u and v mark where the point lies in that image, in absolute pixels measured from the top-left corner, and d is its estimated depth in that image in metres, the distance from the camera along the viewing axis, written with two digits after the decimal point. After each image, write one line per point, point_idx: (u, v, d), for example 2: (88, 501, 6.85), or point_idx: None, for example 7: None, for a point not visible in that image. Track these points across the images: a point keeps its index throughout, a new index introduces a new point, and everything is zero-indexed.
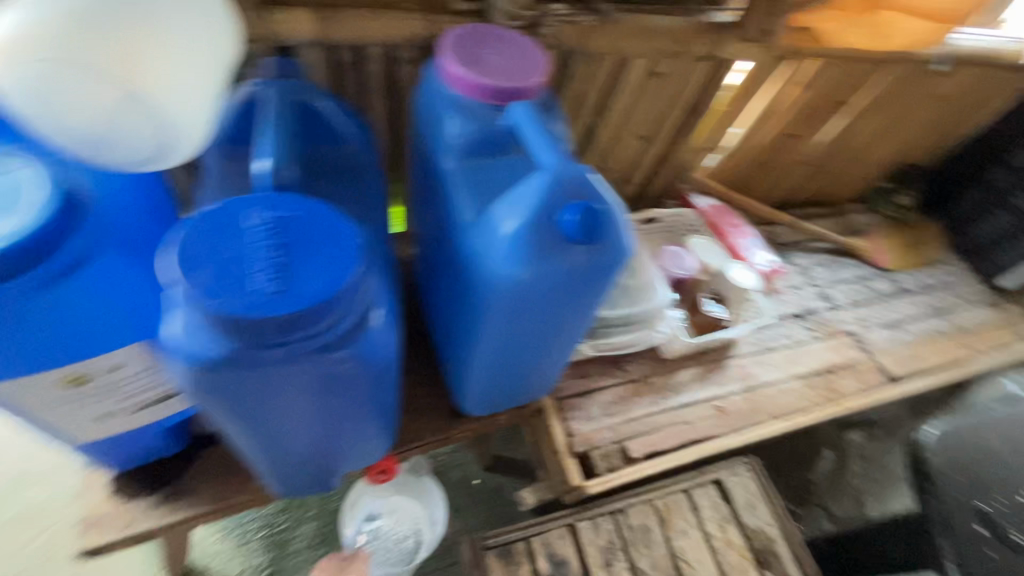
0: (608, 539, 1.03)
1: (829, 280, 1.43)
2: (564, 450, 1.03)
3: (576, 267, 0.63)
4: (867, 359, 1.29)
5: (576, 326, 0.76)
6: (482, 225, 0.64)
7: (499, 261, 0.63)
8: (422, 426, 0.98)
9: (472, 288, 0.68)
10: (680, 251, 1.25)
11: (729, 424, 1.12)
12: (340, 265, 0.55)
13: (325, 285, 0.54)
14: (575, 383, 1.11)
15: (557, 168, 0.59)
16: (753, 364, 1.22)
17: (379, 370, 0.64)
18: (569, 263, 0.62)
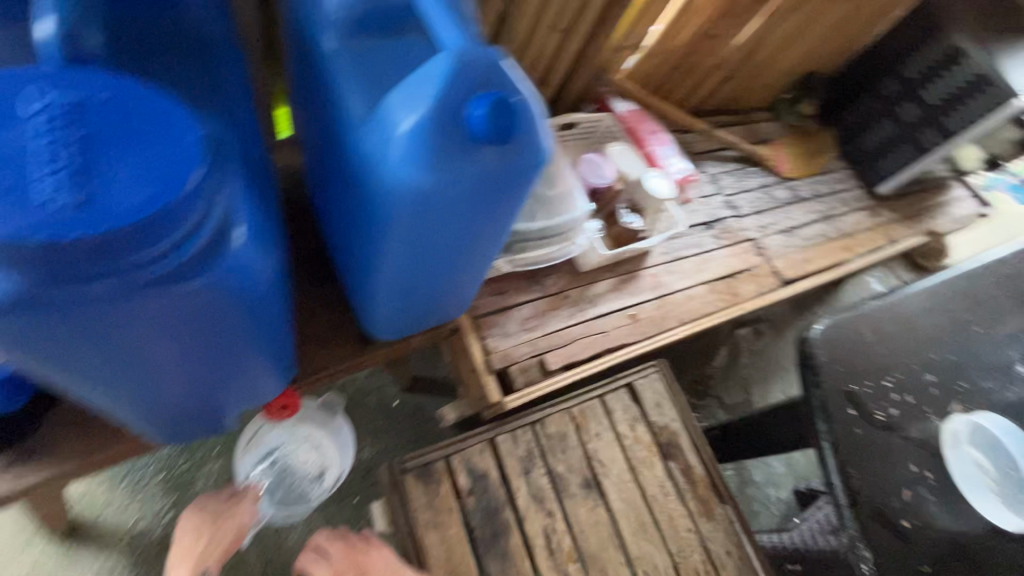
0: (526, 449, 0.95)
1: (734, 189, 1.47)
2: (482, 368, 0.97)
3: (490, 170, 0.52)
4: (763, 265, 1.37)
5: (498, 238, 0.67)
6: (377, 121, 0.52)
7: (400, 165, 0.51)
8: (326, 354, 0.87)
9: (371, 192, 0.56)
10: (598, 157, 1.15)
11: (642, 332, 1.14)
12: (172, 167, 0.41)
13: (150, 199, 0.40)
14: (492, 300, 1.03)
15: (462, 48, 0.48)
16: (665, 275, 1.23)
17: (251, 304, 0.54)
18: (483, 164, 0.51)
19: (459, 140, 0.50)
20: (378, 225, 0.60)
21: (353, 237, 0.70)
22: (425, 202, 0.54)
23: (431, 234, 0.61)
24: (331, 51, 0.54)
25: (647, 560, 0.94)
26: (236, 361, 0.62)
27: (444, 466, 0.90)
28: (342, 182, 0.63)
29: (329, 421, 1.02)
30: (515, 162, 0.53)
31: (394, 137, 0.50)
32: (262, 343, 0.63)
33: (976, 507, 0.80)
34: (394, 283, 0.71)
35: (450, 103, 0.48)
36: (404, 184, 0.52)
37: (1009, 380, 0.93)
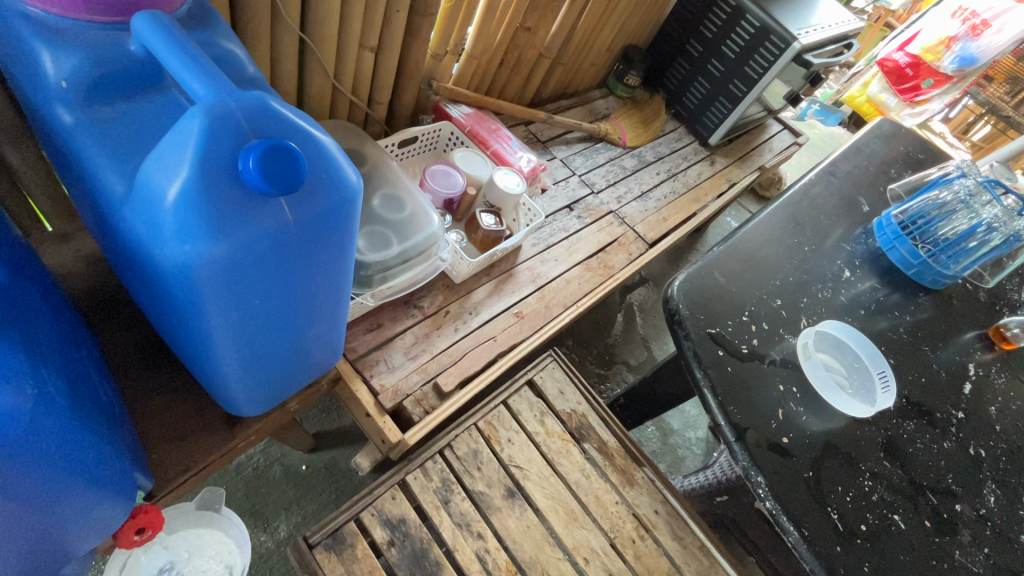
0: (440, 478, 0.92)
1: (586, 167, 1.53)
2: (375, 411, 0.92)
3: (290, 217, 0.49)
4: (628, 232, 1.44)
5: (333, 287, 0.64)
6: (138, 196, 0.46)
7: (177, 239, 0.45)
8: (189, 451, 0.77)
9: (158, 274, 0.49)
10: (445, 167, 1.14)
11: (530, 327, 1.15)
12: None
13: None
14: (369, 337, 0.98)
15: (212, 100, 0.44)
16: (539, 265, 1.25)
17: (27, 446, 0.46)
18: (279, 216, 0.49)
19: (243, 190, 0.46)
20: (183, 304, 0.52)
21: (166, 321, 0.62)
22: (226, 267, 0.48)
23: (246, 302, 0.55)
24: (74, 125, 0.47)
25: (584, 546, 0.95)
26: (47, 513, 0.53)
27: (356, 526, 0.84)
28: (126, 262, 0.55)
29: (214, 517, 0.94)
30: (314, 198, 0.50)
31: (164, 206, 0.45)
32: (79, 480, 0.54)
33: (836, 406, 0.90)
34: (228, 360, 0.63)
35: (219, 158, 0.44)
36: (193, 251, 0.46)
37: (839, 286, 1.06)
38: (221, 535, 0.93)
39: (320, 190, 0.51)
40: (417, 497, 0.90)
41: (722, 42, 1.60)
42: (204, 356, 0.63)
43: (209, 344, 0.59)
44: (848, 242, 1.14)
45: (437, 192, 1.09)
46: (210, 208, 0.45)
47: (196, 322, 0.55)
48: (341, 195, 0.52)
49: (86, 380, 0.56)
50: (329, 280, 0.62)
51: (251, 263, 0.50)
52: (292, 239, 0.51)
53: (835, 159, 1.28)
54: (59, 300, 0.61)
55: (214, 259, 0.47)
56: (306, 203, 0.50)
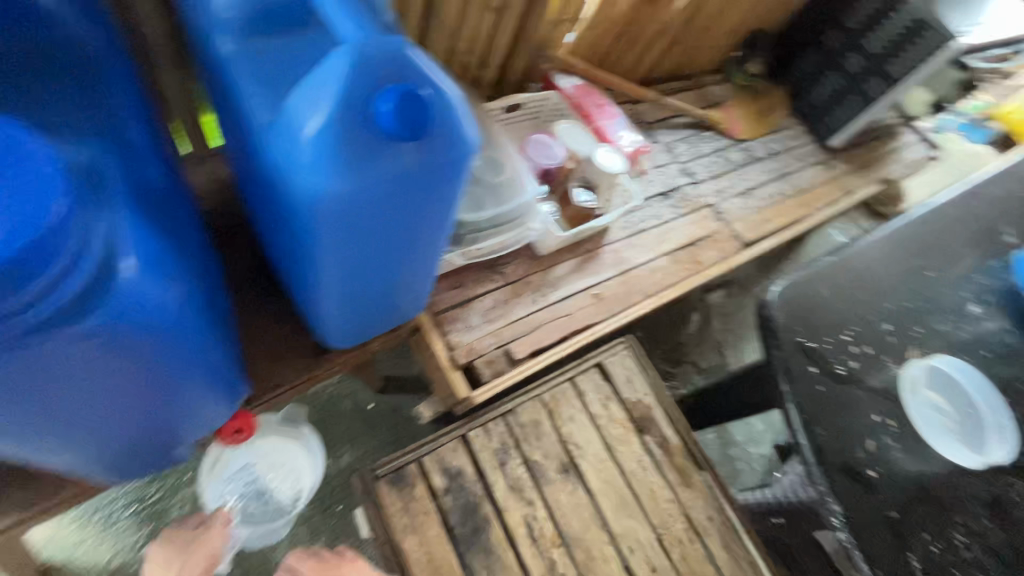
0: (500, 441, 0.94)
1: (689, 155, 1.46)
2: (448, 366, 0.95)
3: (410, 164, 0.51)
4: (723, 229, 1.36)
5: (432, 239, 0.65)
6: (280, 126, 0.49)
7: (308, 170, 0.48)
8: (284, 369, 0.84)
9: (285, 203, 0.53)
10: (546, 136, 1.12)
11: (607, 310, 1.13)
12: (35, 201, 0.41)
13: (16, 231, 0.41)
14: (451, 294, 1.01)
15: (360, 42, 0.46)
16: (625, 249, 1.22)
17: (170, 333, 0.52)
18: (400, 161, 0.50)
19: (374, 132, 0.48)
20: (301, 233, 0.56)
21: (281, 247, 0.67)
22: (346, 202, 0.51)
23: (356, 240, 0.57)
24: (233, 54, 0.51)
25: (631, 536, 0.95)
26: (171, 396, 0.60)
27: (417, 468, 0.88)
28: (256, 187, 0.60)
29: (294, 433, 1.03)
30: (433, 148, 0.51)
31: (302, 138, 0.47)
32: (199, 374, 0.62)
33: (937, 450, 0.82)
34: (329, 292, 0.67)
35: (357, 98, 0.46)
36: (321, 182, 0.49)
37: (962, 321, 0.95)
38: (297, 451, 1.04)
39: (440, 142, 0.51)
40: (477, 455, 0.92)
41: (865, 36, 1.44)
42: (308, 286, 0.67)
43: (316, 274, 0.63)
44: (982, 275, 1.01)
45: (535, 160, 1.08)
46: (342, 144, 0.47)
47: (308, 251, 0.58)
48: (459, 149, 0.53)
49: (211, 289, 0.62)
50: (430, 231, 0.63)
51: (369, 203, 0.52)
52: (408, 186, 0.52)
53: (983, 179, 1.13)
54: (194, 215, 0.68)
55: (338, 194, 0.49)
56: (426, 152, 0.51)
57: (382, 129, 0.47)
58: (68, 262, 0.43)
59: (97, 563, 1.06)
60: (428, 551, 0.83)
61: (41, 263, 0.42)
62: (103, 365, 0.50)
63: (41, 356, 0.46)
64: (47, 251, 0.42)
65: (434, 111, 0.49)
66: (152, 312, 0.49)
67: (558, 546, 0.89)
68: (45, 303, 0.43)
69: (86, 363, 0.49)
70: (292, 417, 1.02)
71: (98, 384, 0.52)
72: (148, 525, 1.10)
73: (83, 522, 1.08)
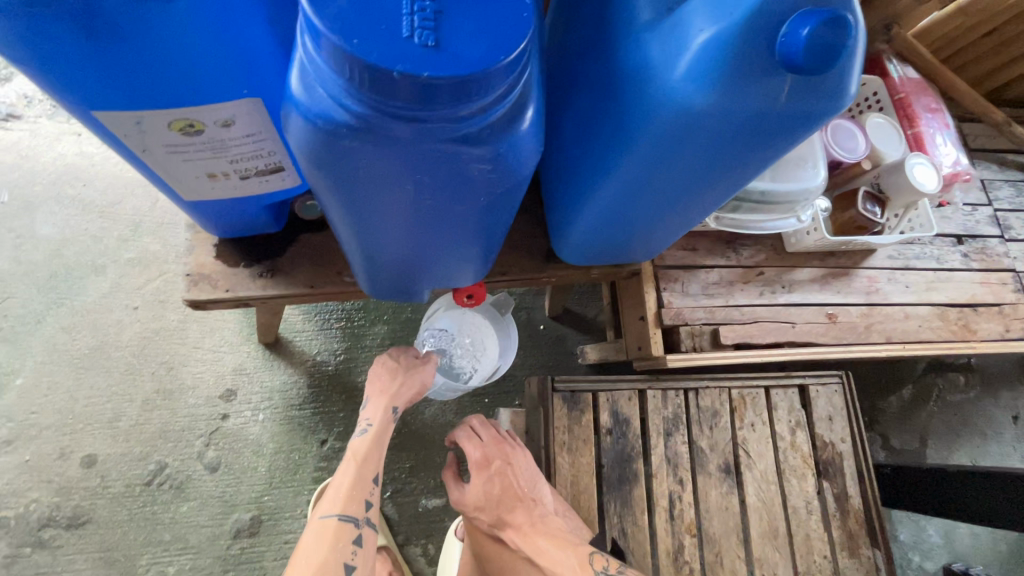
0: (674, 412, 0.92)
1: (1012, 203, 1.16)
2: (652, 320, 0.94)
3: (783, 105, 0.46)
4: (1019, 305, 1.09)
5: (725, 196, 0.61)
6: (669, 25, 0.47)
7: (681, 76, 0.46)
8: (511, 261, 0.85)
9: (627, 107, 0.52)
10: (853, 125, 0.96)
11: (835, 336, 1.00)
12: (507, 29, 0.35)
13: (472, 46, 0.34)
14: (681, 254, 0.97)
15: None
16: (885, 280, 1.04)
17: (498, 202, 0.48)
18: (776, 98, 0.45)
19: (769, 57, 0.44)
20: (618, 143, 0.54)
21: (560, 158, 0.66)
22: (695, 122, 0.48)
23: (666, 168, 0.55)
24: None
25: (768, 566, 0.89)
26: (448, 260, 0.62)
27: (591, 399, 0.90)
28: (576, 90, 0.59)
29: (499, 320, 1.02)
30: (813, 93, 0.45)
31: (694, 41, 0.45)
32: (476, 252, 0.62)
33: None
34: (594, 212, 0.66)
35: (773, 14, 0.43)
36: (687, 91, 0.46)
37: None
38: (493, 337, 1.00)
39: (825, 92, 0.46)
40: (647, 414, 0.92)
41: None
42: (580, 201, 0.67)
43: (598, 192, 0.61)
44: None
45: (831, 149, 0.94)
46: (732, 59, 0.44)
47: (609, 165, 0.57)
48: (835, 103, 0.47)
49: None
50: (730, 186, 0.58)
51: (713, 131, 0.49)
52: (760, 127, 0.48)
53: None
54: None
55: (697, 109, 0.47)
56: (802, 96, 0.45)
57: (783, 51, 0.42)
58: (489, 101, 0.37)
59: (307, 354, 1.25)
60: (575, 475, 0.87)
61: (470, 94, 0.35)
62: (433, 211, 0.47)
63: (403, 182, 0.42)
64: (486, 81, 0.35)
65: (844, 55, 0.43)
66: (510, 174, 0.43)
67: (692, 536, 0.87)
68: (459, 128, 0.37)
69: (429, 203, 0.46)
70: (503, 304, 1.01)
71: (410, 225, 0.51)
72: (348, 341, 1.27)
73: (304, 318, 1.27)
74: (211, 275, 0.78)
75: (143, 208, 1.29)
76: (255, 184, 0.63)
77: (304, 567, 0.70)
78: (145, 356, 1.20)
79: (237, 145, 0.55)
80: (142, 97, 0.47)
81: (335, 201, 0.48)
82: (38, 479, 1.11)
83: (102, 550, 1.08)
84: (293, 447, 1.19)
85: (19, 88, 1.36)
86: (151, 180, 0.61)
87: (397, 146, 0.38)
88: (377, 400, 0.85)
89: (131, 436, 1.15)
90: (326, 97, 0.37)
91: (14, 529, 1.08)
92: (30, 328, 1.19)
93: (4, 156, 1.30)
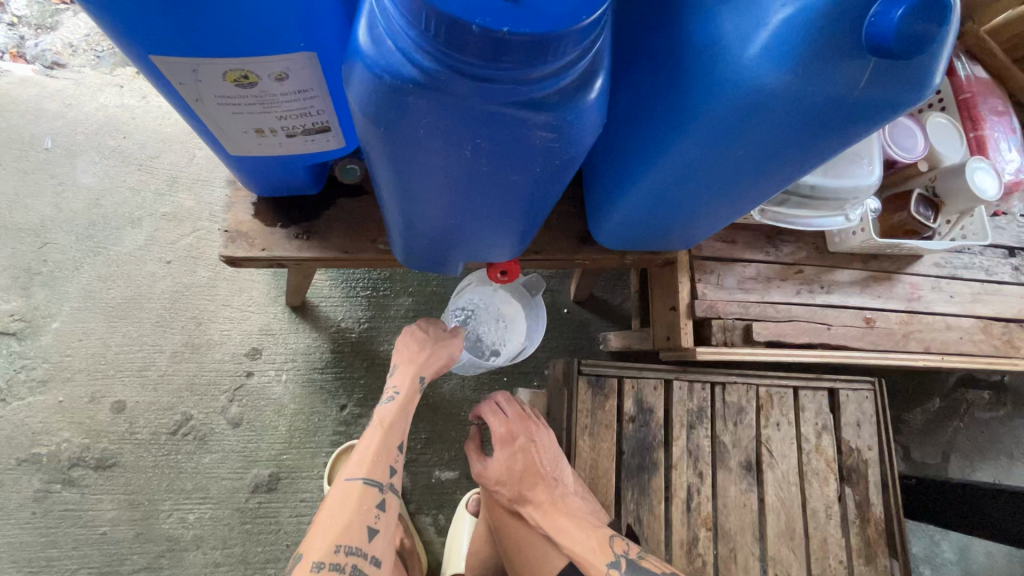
0: (698, 405, 0.91)
1: None
2: (683, 311, 0.92)
3: (858, 94, 0.44)
4: None
5: (778, 188, 0.59)
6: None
7: (752, 54, 0.44)
8: (548, 241, 0.82)
9: (689, 85, 0.50)
10: (912, 124, 0.93)
11: (871, 342, 0.97)
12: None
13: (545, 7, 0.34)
14: (719, 246, 0.94)
15: None
16: (929, 288, 1.01)
17: (547, 175, 0.47)
18: (852, 85, 0.43)
19: (853, 40, 0.41)
20: (675, 125, 0.52)
21: (607, 140, 0.64)
22: (761, 105, 0.46)
23: (722, 153, 0.53)
24: None
25: (781, 565, 0.88)
26: (487, 232, 0.61)
27: (616, 386, 0.90)
28: (631, 68, 0.56)
29: (528, 301, 1.00)
30: (893, 81, 0.43)
31: (772, 17, 0.43)
32: (515, 226, 0.61)
33: None
34: (638, 197, 0.64)
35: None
36: (758, 72, 0.45)
37: None
38: (521, 317, 1.00)
39: (906, 83, 0.43)
40: (671, 405, 0.91)
41: None
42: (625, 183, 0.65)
43: (646, 175, 0.60)
44: None
45: (887, 145, 0.91)
46: (811, 40, 0.41)
47: (662, 148, 0.55)
48: (916, 94, 0.44)
49: None
50: (787, 177, 0.56)
51: (780, 115, 0.47)
52: (831, 115, 0.46)
53: None
54: None
55: (764, 90, 0.45)
56: (882, 84, 0.43)
57: (871, 36, 0.39)
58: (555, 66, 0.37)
59: (332, 320, 1.26)
60: (595, 459, 0.87)
61: (538, 55, 0.35)
62: (482, 179, 0.47)
63: (458, 143, 0.42)
64: (556, 45, 0.35)
65: (933, 44, 0.41)
66: (565, 146, 0.43)
67: (708, 529, 0.87)
68: (521, 91, 0.38)
69: (478, 169, 0.46)
70: (533, 286, 0.98)
71: (457, 192, 0.50)
72: (372, 310, 1.28)
73: (331, 284, 1.28)
74: (248, 233, 0.78)
75: (179, 163, 1.30)
76: (300, 143, 0.62)
77: (329, 526, 0.72)
78: (176, 310, 1.22)
79: (288, 100, 0.55)
80: (200, 44, 0.47)
81: (385, 162, 0.48)
82: (69, 420, 1.14)
83: (128, 493, 1.12)
84: (313, 409, 1.21)
85: (65, 37, 1.37)
86: (199, 131, 0.60)
87: (459, 106, 0.39)
88: (405, 368, 0.86)
89: (160, 386, 1.18)
90: (394, 50, 0.37)
91: (45, 466, 1.11)
92: (68, 274, 1.22)
93: (48, 103, 1.32)
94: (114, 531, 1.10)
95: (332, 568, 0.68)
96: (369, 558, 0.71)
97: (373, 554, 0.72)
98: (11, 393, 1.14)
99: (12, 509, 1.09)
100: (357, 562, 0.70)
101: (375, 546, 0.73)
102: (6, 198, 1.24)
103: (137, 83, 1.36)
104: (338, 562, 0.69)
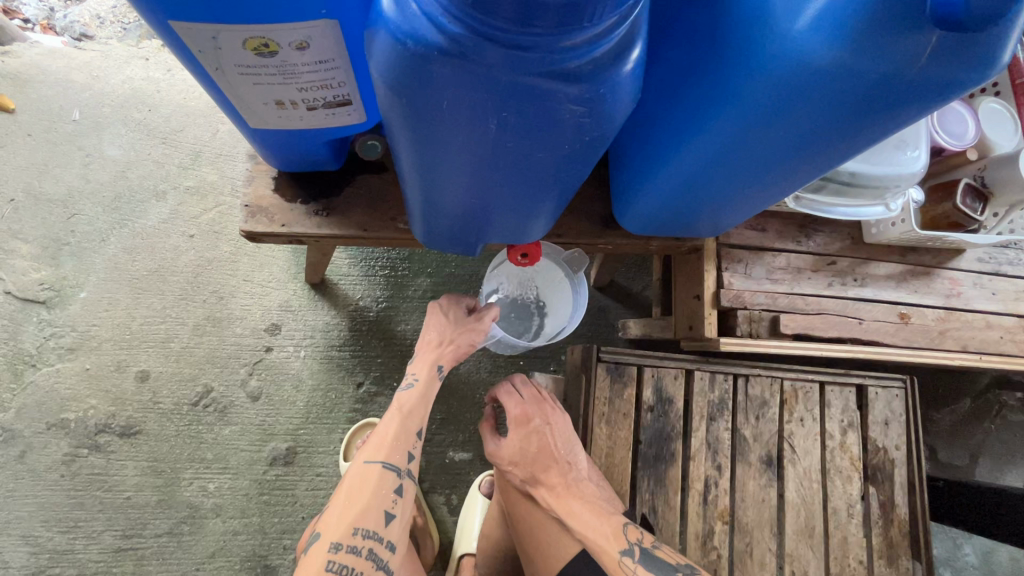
0: (720, 397, 0.89)
1: None
2: (708, 300, 0.89)
3: (916, 71, 0.40)
4: None
5: (819, 171, 0.55)
6: None
7: (801, 25, 0.41)
8: (569, 222, 0.79)
9: (732, 60, 0.46)
10: (963, 110, 0.88)
11: (905, 339, 0.93)
12: None
13: None
14: (749, 233, 0.91)
15: None
16: (970, 284, 0.96)
17: (574, 154, 0.45)
18: (910, 62, 0.40)
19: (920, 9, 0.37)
20: (713, 102, 0.50)
21: (638, 118, 0.61)
22: (810, 81, 0.43)
23: (763, 134, 0.50)
24: None
25: (799, 562, 0.87)
26: (511, 212, 0.59)
27: (635, 373, 0.88)
28: (668, 41, 0.53)
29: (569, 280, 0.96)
30: (959, 55, 0.39)
31: None
32: (540, 208, 0.59)
33: None
34: (670, 178, 0.61)
35: None
36: (808, 45, 0.41)
37: None
38: (564, 294, 0.97)
39: (975, 57, 0.39)
40: (690, 395, 0.89)
41: None
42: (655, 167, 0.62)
43: (679, 156, 0.57)
44: None
45: (936, 132, 0.86)
46: (866, 11, 0.38)
47: (699, 126, 0.52)
48: (982, 70, 0.40)
49: None
50: (831, 160, 0.53)
51: (829, 94, 0.43)
52: (886, 92, 0.42)
53: None
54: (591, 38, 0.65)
55: (812, 64, 0.42)
56: (946, 58, 0.39)
57: (937, 6, 0.36)
58: (590, 29, 0.34)
59: (351, 299, 1.26)
60: (611, 447, 0.86)
61: (571, 20, 0.33)
62: (508, 155, 0.45)
63: (482, 115, 0.40)
64: (591, 8, 0.32)
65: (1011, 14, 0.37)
66: (595, 120, 0.41)
67: (724, 522, 0.86)
68: (550, 59, 0.35)
69: (502, 143, 0.43)
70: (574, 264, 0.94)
71: (480, 168, 0.48)
72: (391, 290, 1.27)
73: (350, 263, 1.28)
74: (268, 208, 0.77)
75: (203, 137, 1.31)
76: (322, 116, 0.61)
77: (346, 508, 0.73)
78: (198, 284, 1.24)
79: (309, 70, 0.53)
80: (221, 10, 0.45)
81: (411, 136, 0.47)
82: (96, 388, 1.17)
83: (152, 460, 1.15)
84: (331, 386, 1.22)
85: (92, 8, 1.40)
86: (220, 102, 0.59)
87: (487, 75, 0.37)
88: (425, 355, 0.85)
89: (182, 358, 1.20)
90: (419, 15, 0.36)
91: (73, 431, 1.14)
92: (95, 245, 1.24)
93: (76, 74, 1.32)
94: (138, 496, 1.13)
95: (348, 550, 0.69)
96: (385, 543, 0.72)
97: (388, 539, 0.72)
98: (41, 359, 1.17)
99: (42, 471, 1.12)
100: (373, 546, 0.71)
101: (391, 531, 0.73)
102: (36, 168, 1.26)
103: (163, 55, 1.36)
104: (356, 544, 0.70)
